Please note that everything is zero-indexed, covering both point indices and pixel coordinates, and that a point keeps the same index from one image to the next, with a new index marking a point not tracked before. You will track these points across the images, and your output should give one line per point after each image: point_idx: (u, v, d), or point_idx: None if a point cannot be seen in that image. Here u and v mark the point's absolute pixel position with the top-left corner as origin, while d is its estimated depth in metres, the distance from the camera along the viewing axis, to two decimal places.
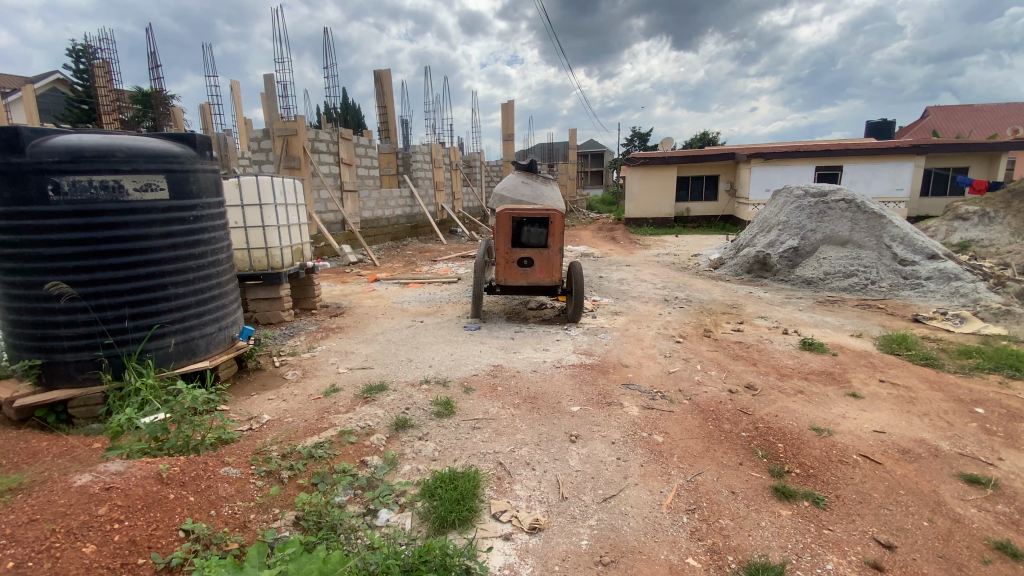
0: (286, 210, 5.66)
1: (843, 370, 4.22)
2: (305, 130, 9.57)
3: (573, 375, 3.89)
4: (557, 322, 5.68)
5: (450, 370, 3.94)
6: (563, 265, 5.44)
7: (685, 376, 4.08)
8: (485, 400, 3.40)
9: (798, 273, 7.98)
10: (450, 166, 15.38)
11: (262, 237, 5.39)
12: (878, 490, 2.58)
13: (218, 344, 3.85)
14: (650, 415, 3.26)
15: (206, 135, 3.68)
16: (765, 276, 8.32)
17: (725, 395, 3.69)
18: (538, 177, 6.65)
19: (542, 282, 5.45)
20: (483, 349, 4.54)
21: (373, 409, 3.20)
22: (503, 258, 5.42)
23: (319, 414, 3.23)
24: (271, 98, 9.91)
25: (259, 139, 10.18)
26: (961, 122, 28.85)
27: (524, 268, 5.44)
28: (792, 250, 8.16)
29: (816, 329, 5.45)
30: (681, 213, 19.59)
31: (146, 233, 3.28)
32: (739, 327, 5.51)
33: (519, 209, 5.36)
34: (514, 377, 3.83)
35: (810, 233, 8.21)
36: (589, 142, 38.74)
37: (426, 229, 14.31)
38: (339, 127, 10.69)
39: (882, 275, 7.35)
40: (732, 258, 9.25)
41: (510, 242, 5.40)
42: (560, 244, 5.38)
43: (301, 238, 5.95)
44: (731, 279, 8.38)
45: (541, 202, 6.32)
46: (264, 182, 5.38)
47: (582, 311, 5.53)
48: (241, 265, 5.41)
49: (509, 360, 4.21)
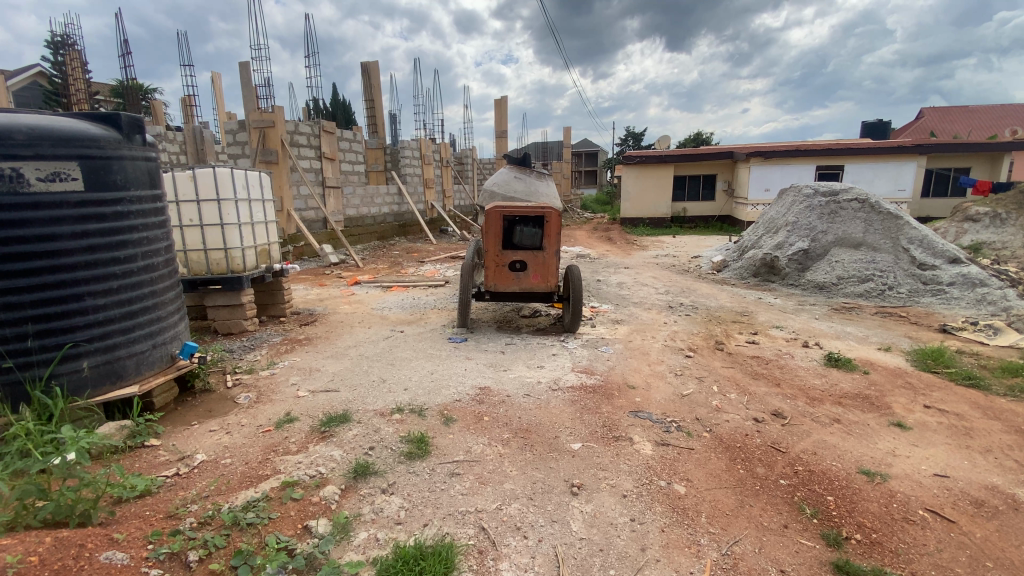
0: (249, 206, 5.04)
1: (880, 394, 3.68)
2: (283, 121, 9.06)
3: (572, 401, 3.31)
4: (552, 332, 5.12)
5: (427, 394, 3.35)
6: (559, 269, 4.91)
7: (701, 400, 3.53)
8: (468, 435, 2.83)
9: (809, 277, 7.47)
10: (439, 162, 14.84)
11: (220, 236, 4.78)
12: (960, 562, 2.04)
13: (153, 364, 3.24)
14: (666, 455, 2.70)
15: (135, 115, 3.09)
16: (773, 280, 7.85)
17: (750, 426, 3.15)
18: (531, 172, 6.07)
19: (536, 288, 4.89)
20: (468, 366, 3.94)
21: (330, 449, 2.62)
22: (492, 261, 4.84)
23: (263, 455, 2.66)
24: (246, 87, 9.25)
25: (234, 131, 9.48)
26: (955, 123, 28.76)
27: (516, 272, 4.87)
28: (802, 252, 7.66)
29: (839, 341, 4.92)
30: (678, 213, 19.13)
31: (55, 232, 2.68)
32: (754, 338, 4.98)
33: (511, 206, 4.79)
34: (502, 404, 3.24)
35: (821, 234, 7.71)
36: (582, 141, 38.19)
37: (415, 229, 13.71)
38: (320, 120, 10.06)
39: (901, 280, 6.87)
40: (737, 261, 8.77)
41: (500, 243, 4.81)
42: (557, 247, 4.82)
43: (267, 238, 5.34)
44: (736, 283, 7.88)
45: (534, 199, 5.78)
46: (223, 174, 4.74)
47: (580, 321, 4.97)
48: (196, 268, 4.79)
49: (498, 382, 3.62)
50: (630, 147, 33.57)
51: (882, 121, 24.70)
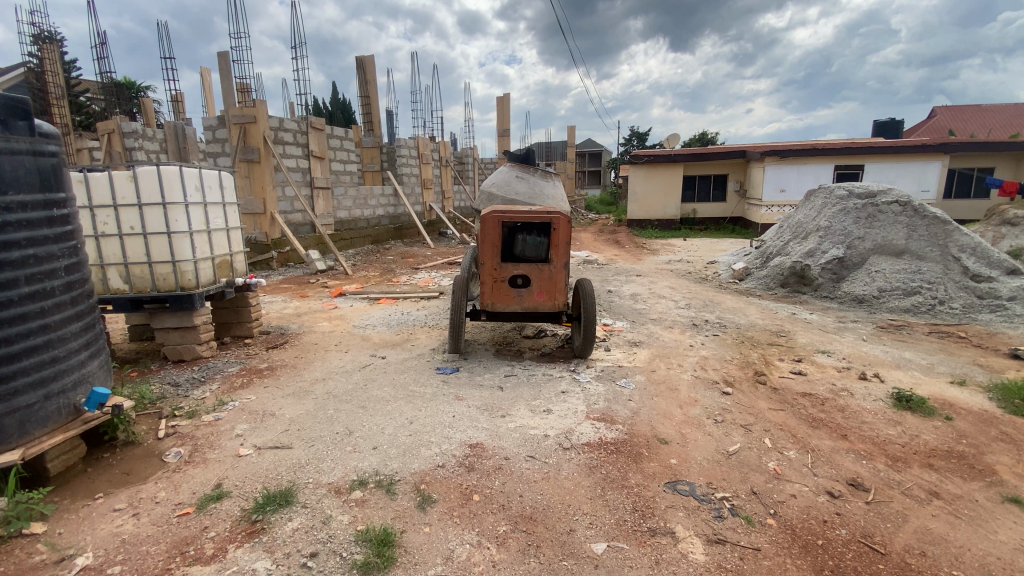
0: (204, 211, 4.28)
1: (977, 451, 2.93)
2: (265, 116, 8.34)
3: (590, 466, 2.56)
4: (560, 358, 4.37)
5: (403, 455, 2.61)
6: (568, 286, 4.14)
7: (754, 462, 2.77)
8: (451, 528, 2.08)
9: (845, 288, 6.69)
10: (438, 162, 14.09)
11: (167, 247, 4.02)
12: None
13: (45, 420, 2.52)
14: (724, 563, 1.95)
15: (14, 95, 2.38)
16: (803, 292, 7.07)
17: (826, 506, 2.40)
18: (535, 171, 5.31)
19: (541, 308, 4.12)
20: (457, 410, 3.17)
21: (258, 560, 1.89)
22: (489, 276, 4.06)
23: (166, 564, 1.93)
24: (225, 78, 8.51)
25: (213, 128, 8.71)
26: (969, 122, 27.88)
27: (517, 289, 4.10)
28: (837, 261, 6.87)
29: (900, 371, 4.16)
30: (687, 214, 18.34)
31: None
32: (798, 367, 4.22)
33: (511, 211, 4.01)
34: (498, 470, 2.49)
35: (858, 241, 6.92)
36: (586, 141, 37.36)
37: (412, 232, 12.98)
38: (307, 115, 9.34)
39: (952, 293, 6.09)
40: (761, 269, 7.99)
41: (498, 254, 4.05)
42: (566, 259, 4.06)
43: (227, 247, 4.58)
44: (763, 294, 7.12)
45: (538, 202, 5.02)
46: (171, 174, 3.97)
47: (593, 345, 4.22)
48: (140, 284, 4.05)
49: (494, 433, 2.87)
50: (635, 147, 32.79)
51: (895, 121, 23.88)
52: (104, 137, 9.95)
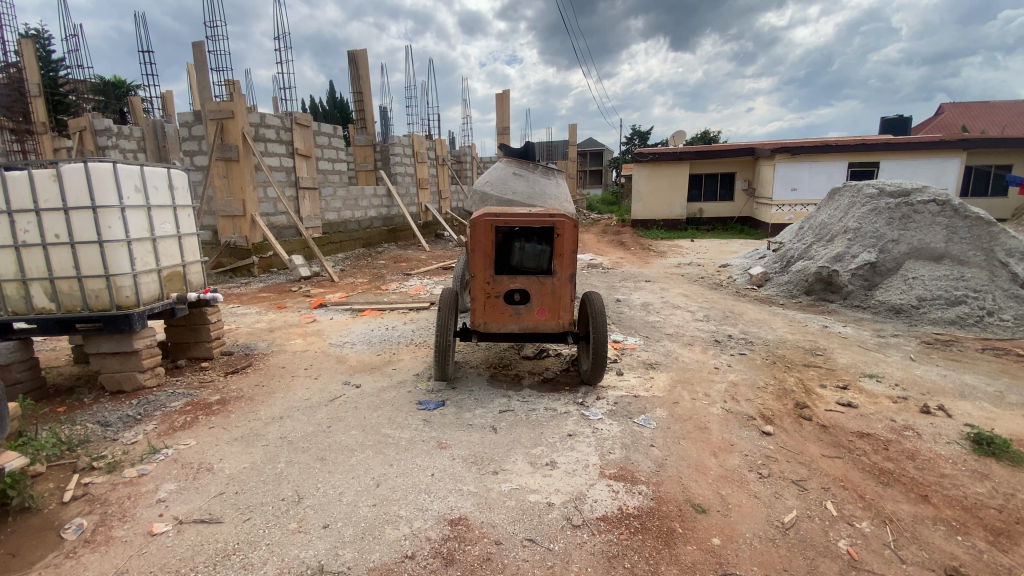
0: (147, 215, 3.64)
1: None
2: (243, 111, 7.72)
3: (609, 555, 1.93)
4: (565, 385, 3.74)
5: (362, 538, 1.99)
6: (574, 302, 3.50)
7: (820, 540, 2.14)
8: None
9: (879, 297, 6.05)
10: (434, 161, 13.51)
11: (100, 259, 3.38)
12: None
13: None
14: None
15: None
16: (830, 300, 6.44)
17: None
18: (534, 167, 4.67)
19: (543, 327, 3.49)
20: (438, 462, 2.54)
21: None
22: (482, 292, 3.43)
23: None
24: (200, 70, 7.87)
25: (188, 124, 8.08)
26: (978, 119, 27.20)
27: (514, 307, 3.46)
28: (869, 266, 6.23)
29: (966, 402, 3.54)
30: (693, 214, 17.70)
31: None
32: (846, 397, 3.60)
33: (507, 214, 3.37)
34: (486, 564, 1.87)
35: (891, 244, 6.28)
36: (586, 141, 36.77)
37: (407, 234, 12.37)
38: (291, 111, 8.72)
39: (1001, 303, 5.45)
40: (781, 275, 7.34)
41: (492, 265, 3.40)
42: (572, 271, 3.42)
43: (177, 257, 3.95)
44: (787, 303, 6.48)
45: (538, 202, 4.40)
46: (104, 172, 3.33)
47: (603, 371, 3.58)
48: (70, 303, 3.42)
49: (484, 499, 2.25)
50: (637, 146, 32.12)
51: (902, 119, 23.26)
52: (77, 135, 9.31)
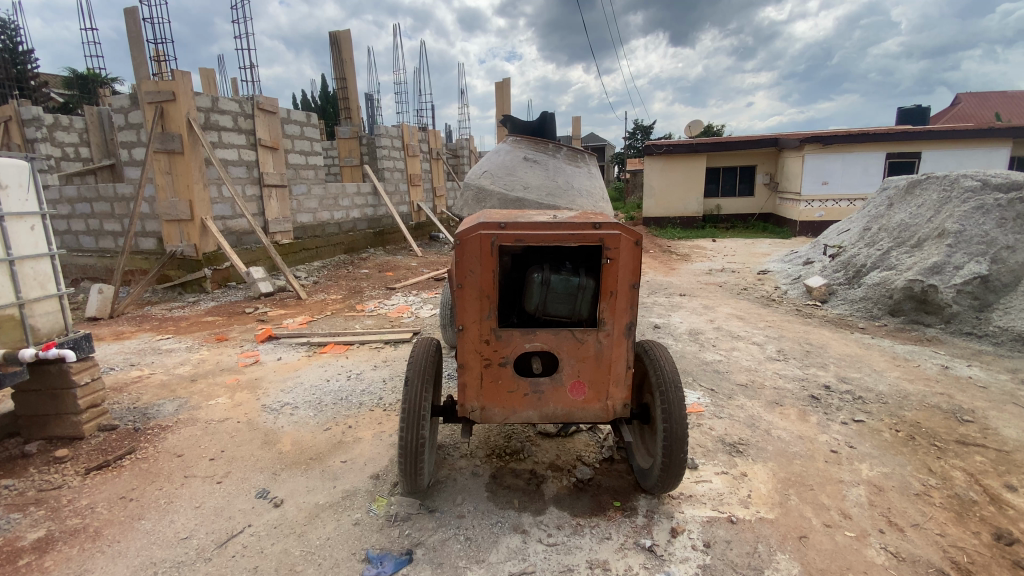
0: None
1: None
2: (187, 92, 6.31)
3: None
4: (611, 495, 2.32)
5: None
6: (631, 371, 2.10)
7: None
8: None
9: (997, 321, 4.64)
10: (426, 154, 12.10)
11: None
12: None
13: None
14: None
15: None
16: (926, 323, 5.03)
17: None
18: (555, 150, 3.24)
19: (579, 414, 2.10)
20: None
21: None
22: (476, 357, 2.02)
23: None
24: (135, 43, 6.45)
25: (124, 109, 6.67)
26: (1002, 107, 25.79)
27: (532, 380, 2.06)
28: (980, 280, 4.82)
29: None
30: (711, 211, 16.26)
31: None
32: None
33: (520, 226, 1.95)
34: None
35: (1006, 252, 4.88)
36: (589, 136, 35.40)
37: (396, 236, 10.97)
38: (252, 94, 7.31)
39: None
40: (851, 287, 5.93)
41: (492, 312, 2.00)
42: (630, 319, 2.03)
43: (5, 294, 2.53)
44: (869, 327, 5.08)
45: (563, 200, 2.98)
46: None
47: (677, 481, 2.17)
48: None
49: None
50: (642, 140, 30.64)
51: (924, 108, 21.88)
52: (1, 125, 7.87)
